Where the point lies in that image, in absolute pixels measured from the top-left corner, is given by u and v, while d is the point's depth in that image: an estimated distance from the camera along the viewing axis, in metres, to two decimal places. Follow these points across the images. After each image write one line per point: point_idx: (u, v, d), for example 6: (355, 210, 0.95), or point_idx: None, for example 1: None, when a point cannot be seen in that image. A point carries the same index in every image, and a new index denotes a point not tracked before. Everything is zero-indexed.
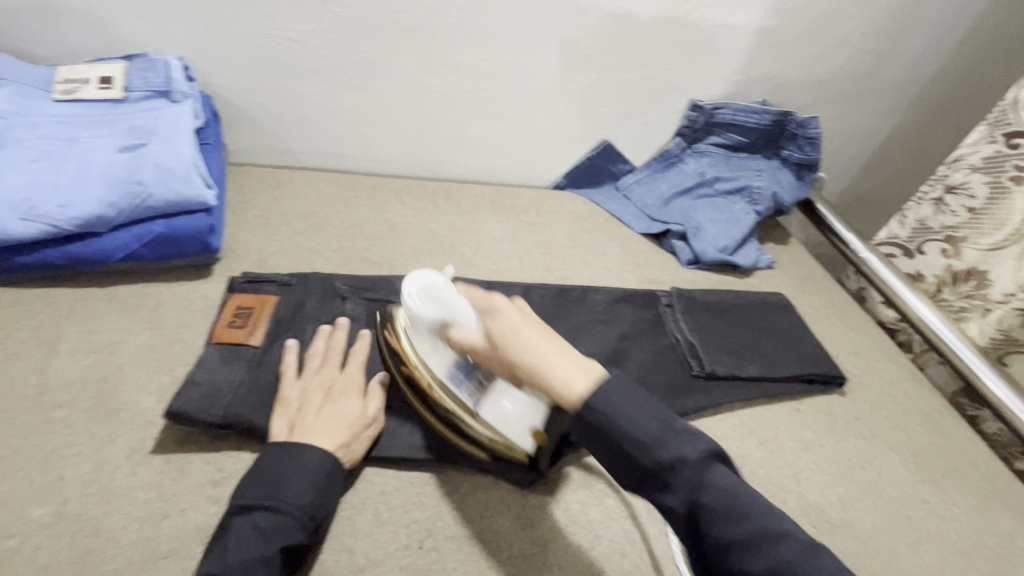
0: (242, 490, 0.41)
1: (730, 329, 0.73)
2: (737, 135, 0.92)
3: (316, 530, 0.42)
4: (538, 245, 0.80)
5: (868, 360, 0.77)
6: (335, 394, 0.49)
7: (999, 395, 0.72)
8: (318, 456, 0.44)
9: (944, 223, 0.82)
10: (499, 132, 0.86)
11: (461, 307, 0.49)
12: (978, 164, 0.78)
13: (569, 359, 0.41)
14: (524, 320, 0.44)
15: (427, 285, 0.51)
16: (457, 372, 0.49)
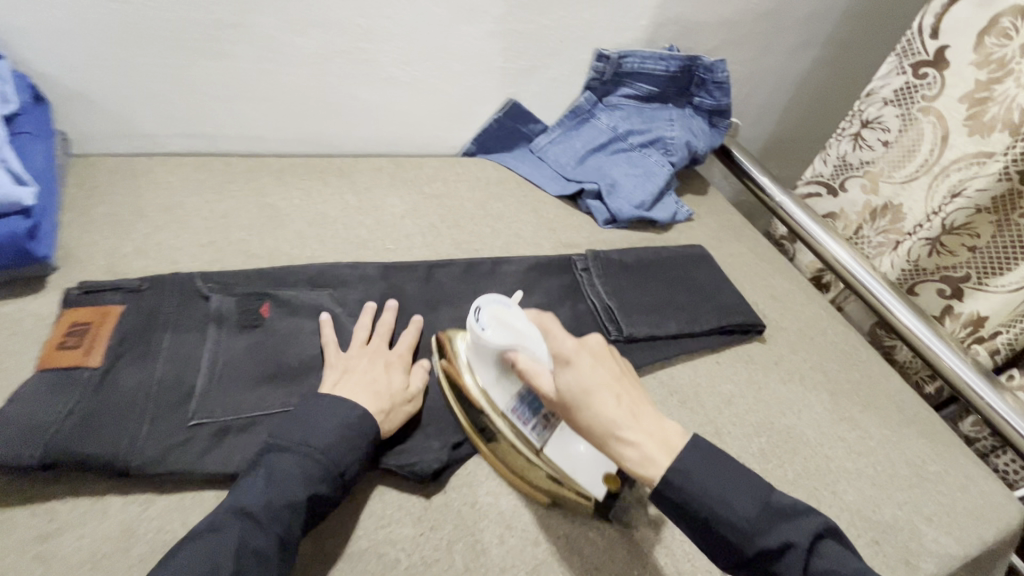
0: (278, 432, 0.43)
1: (649, 287, 0.71)
2: (646, 84, 0.88)
3: (343, 488, 0.42)
4: (444, 218, 0.74)
5: (786, 304, 0.77)
6: (382, 364, 0.50)
7: (911, 327, 0.74)
8: (359, 413, 0.44)
9: (864, 158, 0.82)
10: (392, 98, 0.78)
11: (531, 342, 0.49)
12: (890, 96, 0.77)
13: (647, 434, 0.41)
14: (602, 378, 0.43)
15: (496, 310, 0.50)
16: (523, 407, 0.48)
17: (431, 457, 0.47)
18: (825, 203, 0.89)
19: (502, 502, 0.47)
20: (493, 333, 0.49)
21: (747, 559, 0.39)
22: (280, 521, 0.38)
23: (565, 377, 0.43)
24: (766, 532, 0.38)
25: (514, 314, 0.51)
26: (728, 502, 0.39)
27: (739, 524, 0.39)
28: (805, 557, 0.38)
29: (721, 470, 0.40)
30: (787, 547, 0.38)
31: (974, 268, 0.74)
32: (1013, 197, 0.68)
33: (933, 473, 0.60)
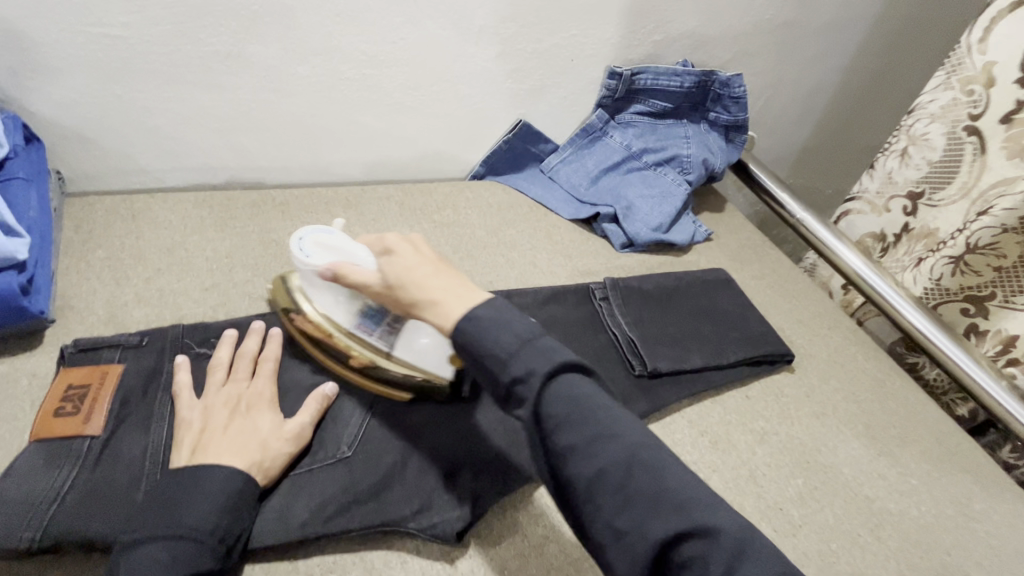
0: (134, 521, 0.37)
1: (671, 317, 0.68)
2: (660, 101, 0.86)
3: (228, 553, 0.38)
4: (455, 248, 0.72)
5: (813, 329, 0.74)
6: (243, 410, 0.44)
7: (921, 327, 0.72)
8: (225, 474, 0.39)
9: (906, 177, 0.77)
10: (398, 124, 0.75)
11: (356, 252, 0.48)
12: (937, 113, 0.72)
13: (459, 294, 0.42)
14: (420, 259, 0.45)
15: (317, 236, 0.50)
16: (366, 321, 0.49)
17: (453, 515, 0.44)
18: (865, 221, 0.84)
19: (531, 565, 0.44)
20: (315, 257, 0.48)
21: (502, 395, 0.39)
22: None
23: (381, 266, 0.46)
24: (513, 361, 0.38)
25: (333, 235, 0.50)
26: (493, 337, 0.39)
27: (496, 353, 0.39)
28: (542, 386, 0.38)
29: (498, 322, 0.40)
30: (530, 376, 0.38)
31: (1001, 289, 0.70)
32: None
33: (978, 512, 0.57)
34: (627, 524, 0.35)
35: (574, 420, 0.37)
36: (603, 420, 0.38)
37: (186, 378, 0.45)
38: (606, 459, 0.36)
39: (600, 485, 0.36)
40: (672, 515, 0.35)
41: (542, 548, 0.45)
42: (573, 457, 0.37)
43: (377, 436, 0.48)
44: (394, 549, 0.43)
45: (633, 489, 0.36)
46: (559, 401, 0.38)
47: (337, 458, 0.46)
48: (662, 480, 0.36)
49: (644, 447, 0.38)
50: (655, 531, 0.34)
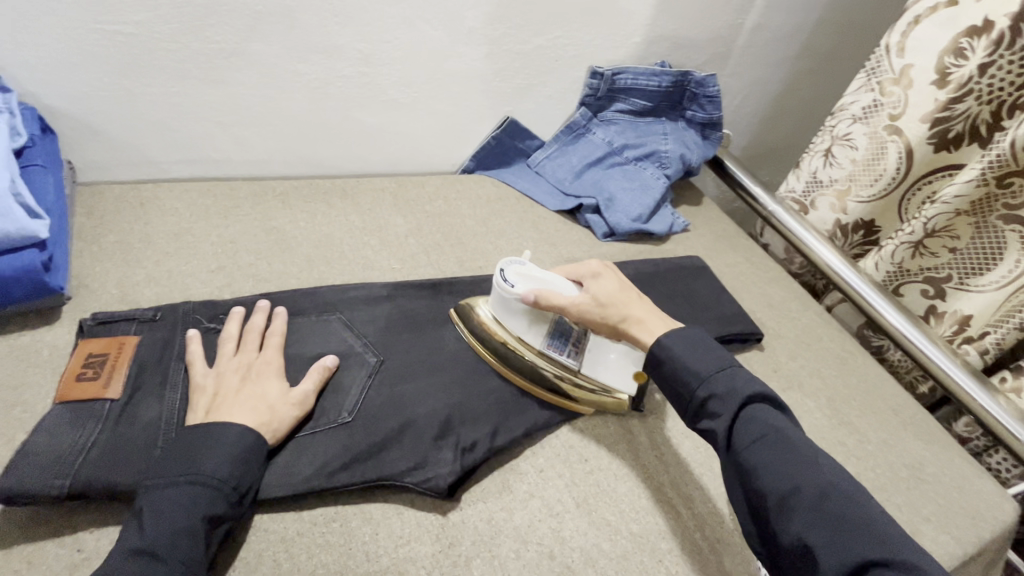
0: (155, 470, 0.41)
1: (649, 300, 0.72)
2: (640, 100, 0.91)
3: (241, 500, 0.42)
4: (447, 236, 0.76)
5: (782, 312, 0.79)
6: (253, 377, 0.48)
7: (896, 323, 0.76)
8: (238, 431, 0.43)
9: (832, 175, 0.83)
10: (392, 119, 0.80)
11: (553, 281, 0.56)
12: (859, 113, 0.77)
13: (661, 318, 0.53)
14: (624, 288, 0.55)
15: (515, 267, 0.57)
16: (555, 341, 0.56)
17: (444, 472, 0.48)
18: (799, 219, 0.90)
19: (517, 517, 0.48)
20: (521, 285, 0.55)
21: (698, 408, 0.47)
22: (180, 549, 0.37)
23: (589, 289, 0.55)
24: (714, 381, 0.46)
25: (527, 267, 0.57)
26: (692, 362, 0.48)
27: (695, 373, 0.47)
28: (739, 406, 0.45)
29: (698, 348, 0.49)
30: (726, 397, 0.45)
31: (956, 271, 0.75)
32: (990, 201, 0.69)
33: (929, 474, 0.62)
34: (819, 540, 0.38)
35: (766, 442, 0.43)
36: (800, 449, 0.43)
37: (199, 348, 0.49)
38: (802, 481, 0.41)
39: (794, 500, 0.40)
40: (863, 541, 0.37)
41: (527, 502, 0.49)
42: (763, 472, 0.42)
43: (374, 404, 0.52)
44: (391, 502, 0.47)
45: (827, 510, 0.39)
46: (753, 422, 0.44)
47: (337, 423, 0.49)
48: (861, 516, 0.39)
49: (853, 491, 0.40)
50: (848, 551, 0.37)
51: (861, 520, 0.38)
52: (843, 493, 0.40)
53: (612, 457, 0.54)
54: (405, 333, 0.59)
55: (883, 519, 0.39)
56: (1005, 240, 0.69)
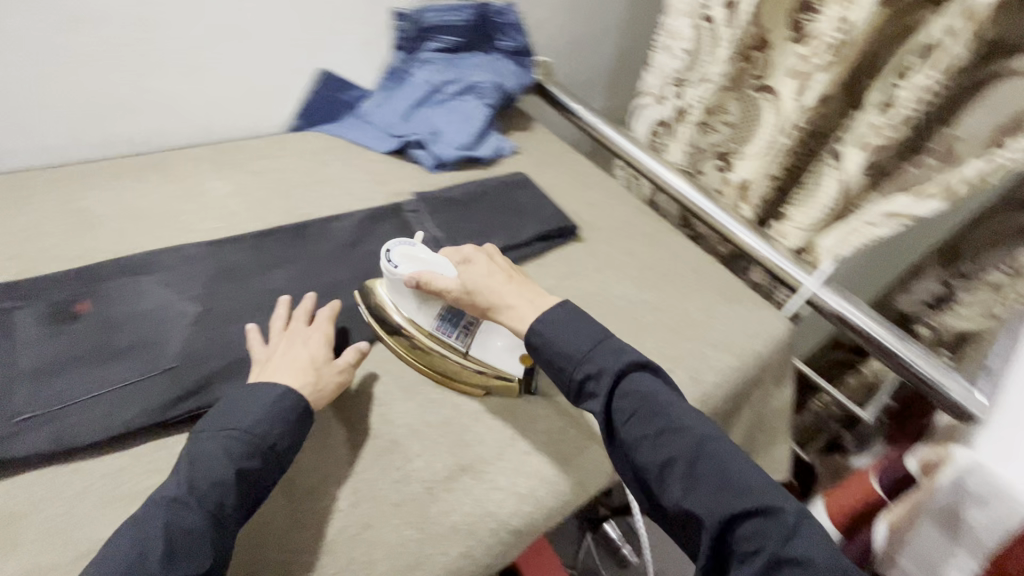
0: (202, 424, 0.47)
1: (475, 215, 0.78)
2: (450, 36, 0.95)
3: (278, 461, 0.46)
4: (272, 190, 0.77)
5: (600, 208, 0.88)
6: (297, 342, 0.54)
7: (751, 244, 0.80)
8: (279, 389, 0.49)
9: (671, 66, 0.89)
10: (195, 86, 0.80)
11: (437, 263, 0.58)
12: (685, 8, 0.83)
13: (526, 300, 0.55)
14: (493, 269, 0.57)
15: (403, 248, 0.59)
16: (445, 323, 0.58)
17: None
18: (653, 112, 0.96)
19: (345, 413, 0.54)
20: (402, 266, 0.57)
21: (577, 389, 0.51)
22: (210, 498, 0.42)
23: (461, 275, 0.56)
24: (588, 361, 0.50)
25: (417, 247, 0.59)
26: (567, 343, 0.51)
27: (570, 354, 0.51)
28: (614, 383, 0.50)
29: (570, 328, 0.52)
30: (602, 374, 0.50)
31: (733, 142, 0.89)
32: (742, 75, 0.82)
33: (717, 311, 0.74)
34: (692, 502, 0.45)
35: (642, 414, 0.48)
36: (672, 415, 0.48)
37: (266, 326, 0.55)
38: (675, 447, 0.47)
39: (671, 469, 0.46)
40: (740, 499, 0.44)
41: (354, 401, 0.56)
42: (642, 446, 0.48)
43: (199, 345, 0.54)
44: None
45: (700, 474, 0.46)
46: (628, 397, 0.49)
47: (160, 369, 0.51)
48: (728, 469, 0.46)
49: (728, 454, 0.47)
50: (718, 509, 0.44)
51: (736, 480, 0.45)
52: (715, 449, 0.47)
53: None
54: (233, 282, 0.61)
55: (751, 472, 0.46)
56: (752, 104, 0.83)
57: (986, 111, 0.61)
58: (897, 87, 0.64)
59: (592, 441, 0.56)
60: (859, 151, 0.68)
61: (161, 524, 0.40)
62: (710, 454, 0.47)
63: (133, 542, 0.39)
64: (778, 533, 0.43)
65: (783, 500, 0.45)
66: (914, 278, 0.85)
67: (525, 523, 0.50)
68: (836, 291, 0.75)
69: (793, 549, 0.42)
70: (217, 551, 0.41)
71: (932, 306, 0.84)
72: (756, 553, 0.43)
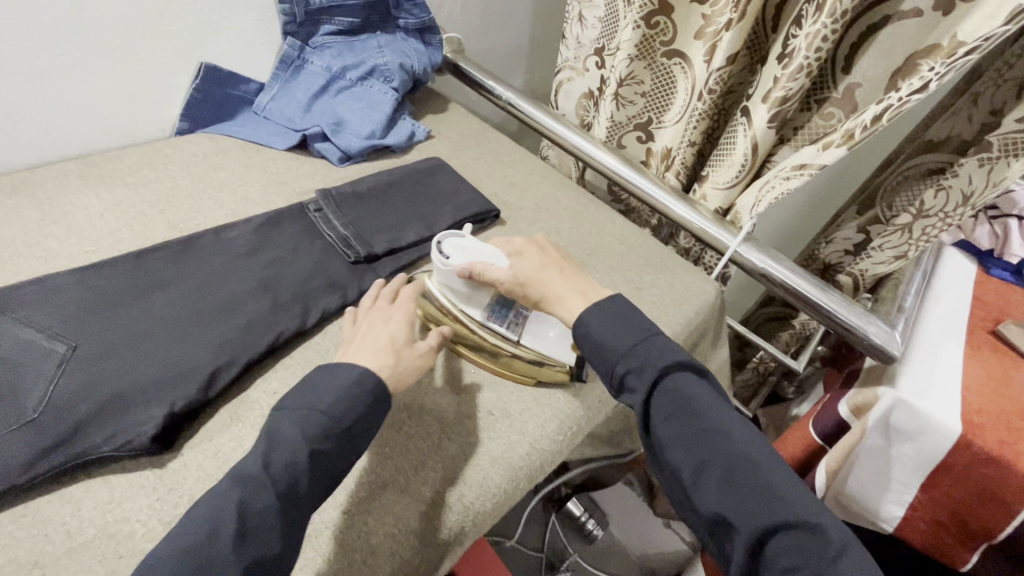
0: (285, 399, 0.47)
1: (386, 209, 0.73)
2: (345, 17, 0.88)
3: (355, 437, 0.46)
4: (155, 202, 0.69)
5: (522, 187, 0.85)
6: (384, 323, 0.55)
7: (681, 213, 0.79)
8: (357, 369, 0.48)
9: (590, 37, 0.88)
10: (50, 94, 0.70)
11: (487, 253, 0.58)
12: None
13: (576, 292, 0.56)
14: (546, 260, 0.58)
15: (455, 240, 0.59)
16: (497, 314, 0.59)
17: (146, 429, 0.46)
18: (576, 85, 0.95)
19: (248, 441, 0.50)
20: (454, 256, 0.57)
21: (616, 383, 0.51)
22: (279, 476, 0.42)
23: (516, 265, 0.57)
24: (630, 356, 0.50)
25: (468, 240, 0.60)
26: (614, 338, 0.51)
27: (615, 348, 0.51)
28: (656, 380, 0.49)
29: (618, 323, 0.52)
30: (644, 369, 0.50)
31: (652, 113, 0.86)
32: (650, 42, 0.78)
33: (646, 282, 0.73)
34: (725, 508, 0.45)
35: (681, 413, 0.48)
36: (712, 419, 0.48)
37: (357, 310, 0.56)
38: (716, 450, 0.47)
39: (706, 471, 0.46)
40: (777, 511, 0.43)
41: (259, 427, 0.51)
42: (677, 445, 0.48)
43: (68, 389, 0.47)
44: (97, 476, 0.46)
45: (737, 480, 0.45)
46: (670, 395, 0.49)
47: (21, 422, 0.45)
48: (767, 480, 0.45)
49: (771, 468, 0.46)
50: (755, 519, 0.43)
51: (775, 491, 0.44)
52: (756, 459, 0.46)
53: None
54: (106, 310, 0.54)
55: (792, 487, 0.45)
56: (669, 70, 0.80)
57: (877, 55, 0.61)
58: (794, 37, 0.62)
59: (519, 434, 0.54)
60: (764, 106, 0.67)
61: (235, 504, 0.40)
62: (750, 463, 0.46)
63: (202, 526, 0.39)
64: (820, 555, 0.41)
65: (825, 520, 0.44)
66: (836, 227, 0.87)
67: (451, 532, 0.48)
68: (759, 249, 0.75)
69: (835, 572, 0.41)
70: (285, 536, 0.41)
71: (853, 252, 0.85)
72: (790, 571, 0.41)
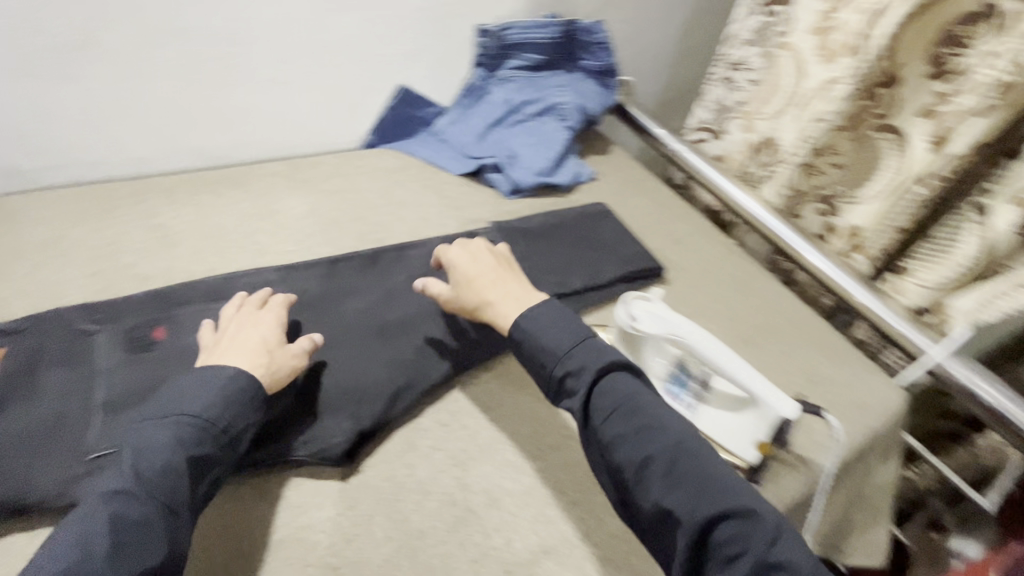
0: (147, 410, 0.44)
1: (553, 251, 0.72)
2: (532, 54, 0.90)
3: (235, 440, 0.45)
4: (346, 212, 0.74)
5: (687, 245, 0.81)
6: (244, 328, 0.51)
7: (864, 301, 0.71)
8: (228, 373, 0.46)
9: (735, 99, 0.87)
10: (275, 101, 0.78)
11: (679, 325, 0.52)
12: (751, 38, 0.84)
13: (510, 299, 0.54)
14: (483, 265, 0.56)
15: (645, 303, 0.54)
16: (674, 387, 0.55)
17: (337, 440, 0.49)
18: (710, 146, 0.92)
19: (419, 471, 0.50)
20: (644, 323, 0.53)
21: (558, 386, 0.49)
22: (161, 488, 0.40)
23: (457, 270, 0.56)
24: (568, 359, 0.48)
25: (656, 303, 0.54)
26: (552, 339, 0.49)
27: (551, 351, 0.48)
28: (593, 381, 0.47)
29: (561, 323, 0.50)
30: (583, 371, 0.47)
31: (843, 185, 0.78)
32: (862, 113, 0.73)
33: (820, 374, 0.66)
34: (672, 506, 0.42)
35: (622, 412, 0.46)
36: (653, 415, 0.46)
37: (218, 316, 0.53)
38: (657, 446, 0.44)
39: (650, 468, 0.44)
40: (722, 499, 0.42)
41: (429, 458, 0.52)
42: (621, 445, 0.45)
43: None
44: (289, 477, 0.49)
45: (678, 472, 0.43)
46: (607, 396, 0.46)
47: None
48: (706, 469, 0.44)
49: (711, 457, 0.45)
50: (700, 511, 0.41)
51: (717, 480, 0.43)
52: (697, 452, 0.45)
53: (514, 406, 0.56)
54: (306, 311, 0.59)
55: (729, 471, 0.45)
56: (877, 147, 0.73)
57: None
58: None
59: None
60: (1012, 207, 0.62)
61: (106, 515, 0.38)
62: (691, 456, 0.44)
63: (75, 543, 0.36)
64: (761, 540, 0.41)
65: (761, 505, 0.43)
66: None
67: None
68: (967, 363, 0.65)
69: (780, 555, 0.40)
70: (171, 541, 0.39)
71: None
72: (737, 558, 0.40)
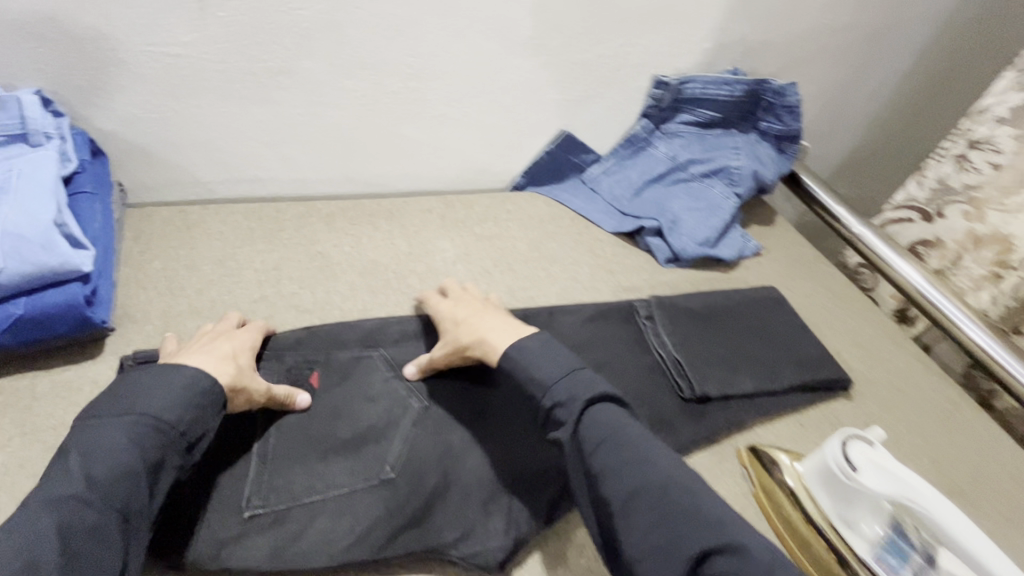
0: (96, 405, 0.41)
1: (719, 339, 0.64)
2: (708, 111, 0.83)
3: (191, 448, 0.42)
4: (497, 261, 0.71)
5: (871, 353, 0.70)
6: (218, 340, 0.50)
7: None
8: (189, 371, 0.43)
9: (964, 181, 0.73)
10: (440, 137, 0.76)
11: (916, 487, 0.45)
12: (1006, 115, 0.69)
13: (504, 329, 0.53)
14: (469, 304, 0.57)
15: (870, 449, 0.48)
16: (890, 557, 0.46)
17: (495, 545, 0.45)
18: (915, 229, 0.80)
19: None
20: (868, 473, 0.46)
21: (545, 419, 0.46)
22: (116, 496, 0.37)
23: (445, 315, 0.56)
24: (556, 390, 0.45)
25: (883, 453, 0.48)
26: (539, 368, 0.47)
27: (539, 382, 0.46)
28: (579, 414, 0.44)
29: (546, 353, 0.48)
30: (570, 402, 0.45)
31: None
32: None
33: None
34: (655, 543, 0.38)
35: (607, 446, 0.42)
36: (638, 449, 0.42)
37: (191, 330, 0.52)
38: (641, 481, 0.40)
39: (637, 500, 0.40)
40: (707, 533, 0.38)
41: None
42: (608, 478, 0.41)
43: (421, 455, 0.49)
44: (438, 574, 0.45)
45: (664, 507, 0.39)
46: (592, 428, 0.43)
47: (380, 479, 0.47)
48: (693, 504, 0.39)
49: (699, 492, 0.41)
50: (687, 546, 0.37)
51: (705, 514, 0.39)
52: (684, 488, 0.40)
53: None
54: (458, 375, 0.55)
55: (723, 509, 0.40)
56: None
57: None
58: None
59: None
60: None
61: (51, 522, 0.34)
62: (674, 491, 0.40)
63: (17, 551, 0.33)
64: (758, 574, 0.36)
65: (755, 541, 0.38)
66: None
67: None
68: None
69: None
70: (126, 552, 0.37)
71: None
72: None
